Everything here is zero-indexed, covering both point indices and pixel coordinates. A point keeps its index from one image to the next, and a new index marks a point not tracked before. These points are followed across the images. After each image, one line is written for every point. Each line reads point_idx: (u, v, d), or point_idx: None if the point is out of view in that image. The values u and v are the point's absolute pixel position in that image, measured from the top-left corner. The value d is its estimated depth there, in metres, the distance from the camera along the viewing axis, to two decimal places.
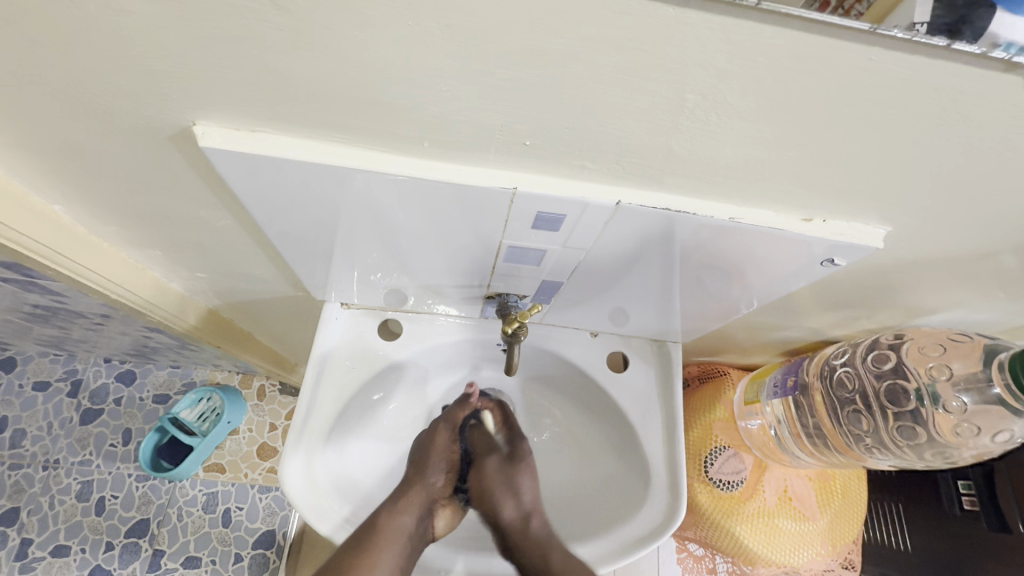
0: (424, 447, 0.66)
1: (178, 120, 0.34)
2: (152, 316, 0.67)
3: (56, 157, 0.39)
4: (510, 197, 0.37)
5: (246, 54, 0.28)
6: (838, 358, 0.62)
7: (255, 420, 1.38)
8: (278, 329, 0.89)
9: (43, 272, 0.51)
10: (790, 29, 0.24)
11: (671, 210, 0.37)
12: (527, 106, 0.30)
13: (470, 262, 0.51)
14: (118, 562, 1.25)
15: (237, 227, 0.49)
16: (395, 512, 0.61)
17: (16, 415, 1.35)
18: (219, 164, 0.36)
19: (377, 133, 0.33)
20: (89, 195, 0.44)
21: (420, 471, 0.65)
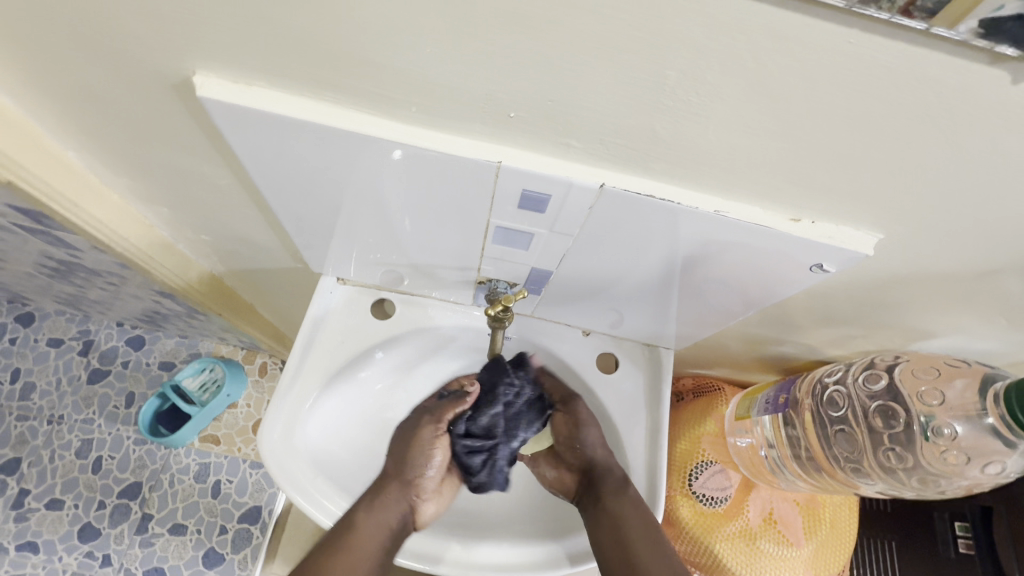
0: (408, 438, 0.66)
1: (179, 69, 0.35)
2: (156, 275, 0.69)
3: (67, 101, 0.41)
4: (496, 171, 0.37)
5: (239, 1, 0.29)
6: (831, 376, 0.61)
7: (254, 396, 1.40)
8: (279, 303, 0.91)
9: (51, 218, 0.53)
10: (769, 6, 0.23)
11: (655, 197, 0.37)
12: (509, 76, 0.30)
13: (461, 243, 0.51)
14: (108, 521, 1.27)
15: (238, 188, 0.50)
16: (375, 506, 0.60)
17: (28, 369, 1.39)
18: (215, 116, 0.37)
19: (366, 94, 0.34)
20: (99, 142, 0.46)
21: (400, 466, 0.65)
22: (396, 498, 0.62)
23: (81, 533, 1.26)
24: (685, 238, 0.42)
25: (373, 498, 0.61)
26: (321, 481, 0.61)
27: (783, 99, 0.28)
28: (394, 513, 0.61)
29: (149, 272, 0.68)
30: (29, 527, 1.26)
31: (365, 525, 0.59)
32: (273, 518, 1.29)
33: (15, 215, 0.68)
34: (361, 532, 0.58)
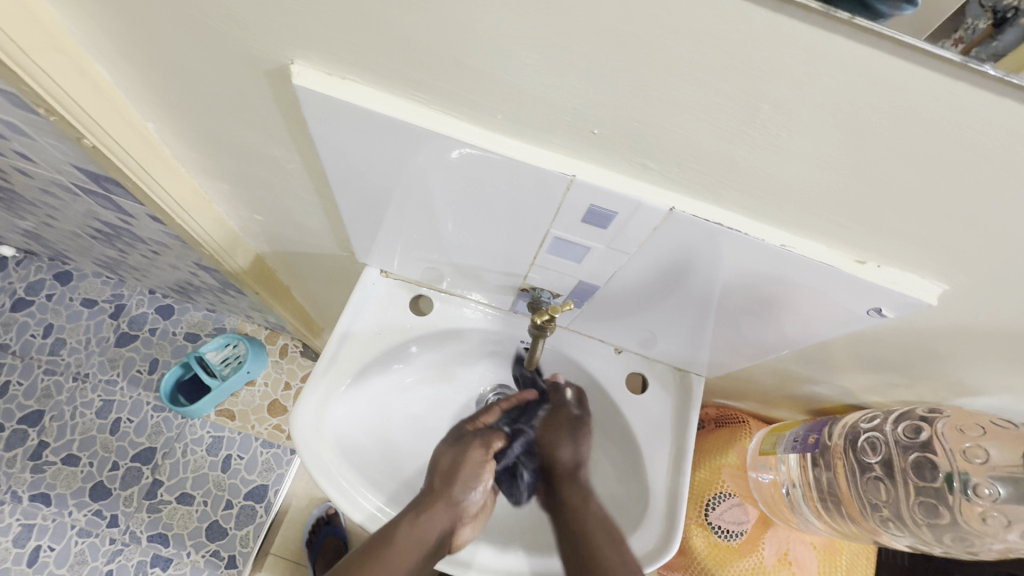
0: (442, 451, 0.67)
1: (277, 57, 0.36)
2: (205, 249, 0.71)
3: (155, 74, 0.42)
4: (567, 184, 0.38)
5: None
6: (866, 423, 0.59)
7: (272, 376, 1.42)
8: (314, 288, 0.93)
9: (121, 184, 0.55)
10: (881, 52, 0.24)
11: (724, 225, 0.37)
12: (601, 94, 0.31)
13: (513, 249, 0.52)
14: (120, 482, 1.29)
15: (304, 174, 0.51)
16: (415, 523, 0.59)
17: (59, 325, 1.43)
18: (305, 105, 0.38)
19: (455, 99, 0.35)
20: (180, 117, 0.48)
21: (448, 484, 0.63)
22: (433, 515, 0.60)
23: (92, 491, 1.28)
24: (741, 267, 0.43)
25: (417, 513, 0.60)
26: (346, 467, 0.61)
27: (873, 141, 0.28)
28: (435, 530, 0.59)
29: (200, 246, 0.70)
30: (44, 479, 1.29)
31: (402, 541, 0.58)
32: (279, 499, 1.31)
33: (79, 178, 0.71)
34: (397, 549, 0.57)
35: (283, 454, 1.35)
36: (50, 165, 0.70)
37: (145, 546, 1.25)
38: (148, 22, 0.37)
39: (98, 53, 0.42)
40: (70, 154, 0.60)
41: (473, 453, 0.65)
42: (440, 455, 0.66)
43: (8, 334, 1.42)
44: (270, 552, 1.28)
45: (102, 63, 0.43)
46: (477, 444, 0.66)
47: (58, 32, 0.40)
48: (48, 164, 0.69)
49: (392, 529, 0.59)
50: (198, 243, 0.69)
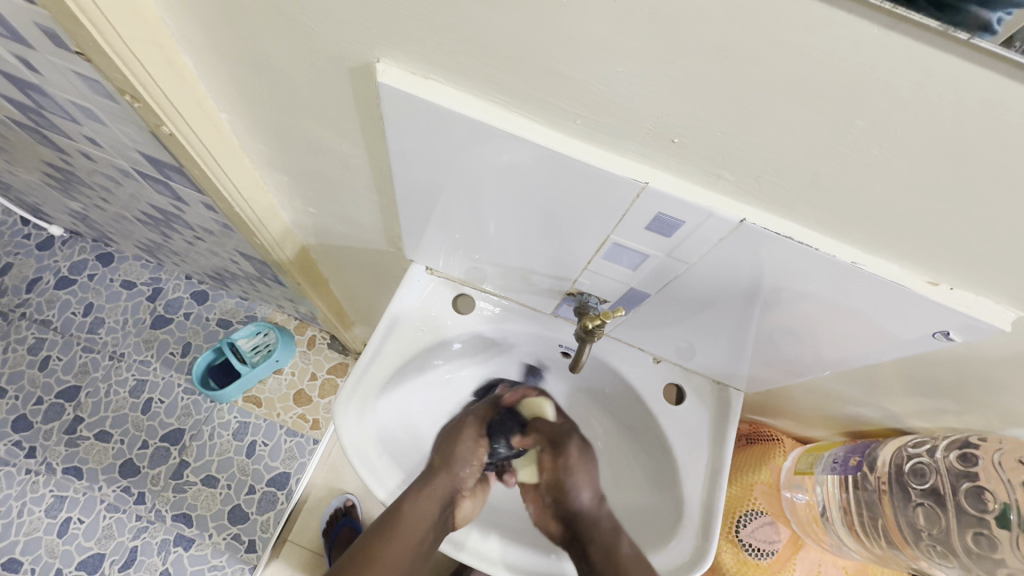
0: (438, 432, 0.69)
1: (364, 56, 0.37)
2: (257, 238, 0.73)
3: (239, 66, 0.44)
4: (638, 190, 0.38)
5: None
6: (914, 448, 0.58)
7: (299, 366, 1.45)
8: (351, 282, 0.95)
9: (189, 170, 0.57)
10: (993, 72, 0.24)
11: (795, 240, 0.37)
12: (692, 102, 0.31)
13: (567, 254, 0.52)
14: (148, 461, 1.33)
15: (367, 170, 0.53)
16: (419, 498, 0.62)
17: (99, 305, 1.47)
18: (386, 101, 0.39)
19: (535, 101, 0.36)
20: (254, 109, 0.49)
21: (446, 461, 0.67)
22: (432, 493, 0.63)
23: (122, 468, 1.31)
24: (803, 284, 0.43)
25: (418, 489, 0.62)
26: (385, 460, 0.62)
27: (970, 160, 0.28)
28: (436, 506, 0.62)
29: (252, 235, 0.72)
30: (77, 453, 1.32)
31: (406, 518, 0.61)
32: (299, 488, 1.33)
33: (142, 163, 0.73)
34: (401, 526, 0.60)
35: (305, 444, 1.37)
36: (116, 150, 0.72)
37: (170, 525, 1.28)
38: (244, 18, 0.38)
39: (187, 44, 0.44)
40: (141, 140, 0.62)
41: (470, 432, 0.69)
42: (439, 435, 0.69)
43: (50, 311, 1.46)
44: (287, 539, 1.32)
45: (190, 55, 0.45)
46: (471, 420, 0.70)
47: (155, 23, 0.42)
48: (114, 149, 0.72)
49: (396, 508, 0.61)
50: (251, 232, 0.71)
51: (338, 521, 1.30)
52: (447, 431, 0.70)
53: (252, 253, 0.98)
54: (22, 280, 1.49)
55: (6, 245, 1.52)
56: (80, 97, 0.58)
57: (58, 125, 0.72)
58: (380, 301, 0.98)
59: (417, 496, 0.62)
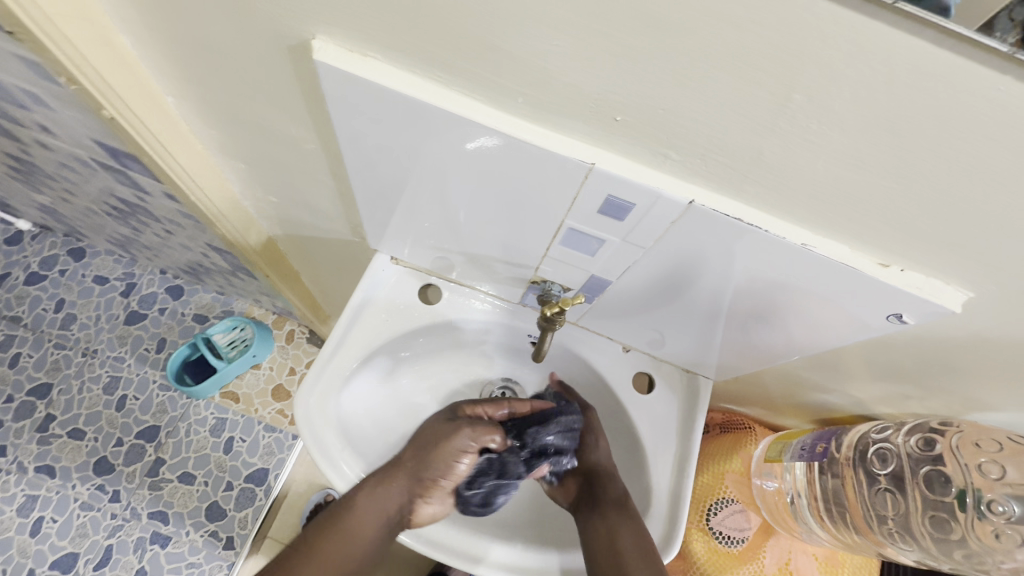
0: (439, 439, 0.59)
1: (301, 32, 0.36)
2: (219, 230, 0.72)
3: (178, 45, 0.42)
4: (586, 172, 0.37)
5: None
6: (877, 434, 0.59)
7: (278, 361, 1.43)
8: (322, 274, 0.94)
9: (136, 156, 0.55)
10: (923, 41, 0.23)
11: (744, 221, 0.37)
12: (630, 80, 0.31)
13: (528, 240, 0.51)
14: (123, 458, 1.30)
15: (321, 156, 0.51)
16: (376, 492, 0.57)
17: (71, 300, 1.44)
18: (326, 81, 0.38)
19: (478, 80, 0.35)
20: (198, 90, 0.47)
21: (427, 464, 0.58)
22: (396, 482, 0.58)
23: (95, 466, 1.29)
24: (762, 267, 0.42)
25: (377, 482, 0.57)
26: (347, 451, 0.61)
27: (909, 136, 0.28)
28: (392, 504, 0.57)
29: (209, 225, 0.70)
30: (49, 451, 1.30)
31: (365, 505, 0.56)
32: (278, 484, 1.31)
33: (99, 153, 0.71)
34: (356, 519, 0.55)
35: (284, 439, 1.36)
36: (70, 138, 0.70)
37: (146, 522, 1.26)
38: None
39: (123, 24, 0.42)
40: (92, 127, 0.60)
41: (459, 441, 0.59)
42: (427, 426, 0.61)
43: (19, 307, 1.42)
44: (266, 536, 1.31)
45: (126, 33, 0.43)
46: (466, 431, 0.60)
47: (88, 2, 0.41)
48: (69, 138, 0.70)
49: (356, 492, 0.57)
50: (212, 222, 0.70)
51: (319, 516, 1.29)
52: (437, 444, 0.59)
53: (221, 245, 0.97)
54: None
55: None
56: (24, 82, 0.56)
57: (9, 113, 0.70)
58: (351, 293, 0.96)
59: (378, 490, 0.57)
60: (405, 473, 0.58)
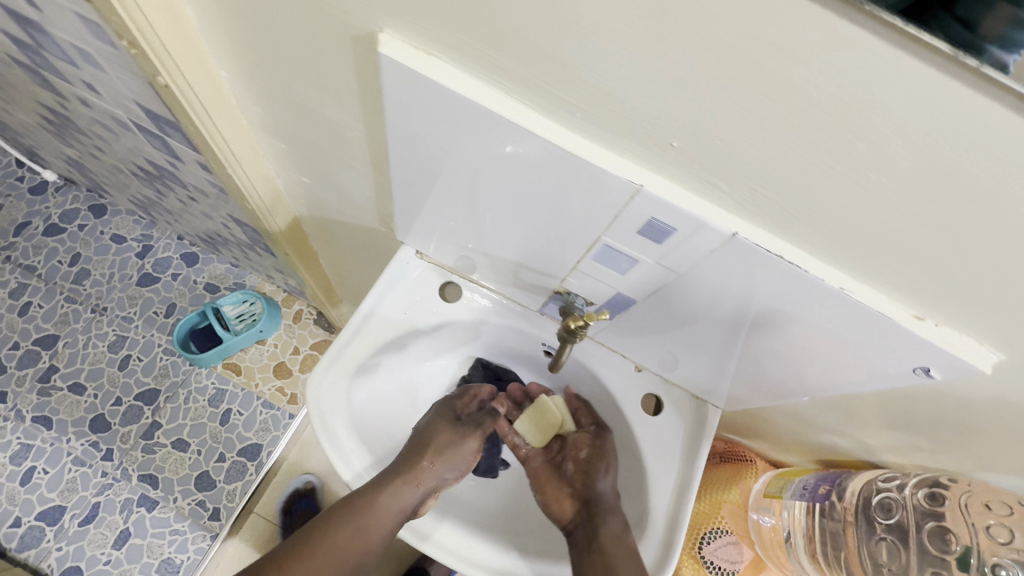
0: (440, 433, 0.65)
1: (368, 24, 0.36)
2: (248, 204, 0.72)
3: (242, 24, 0.43)
4: (633, 193, 0.38)
5: None
6: (885, 482, 0.59)
7: (283, 338, 1.44)
8: (340, 259, 0.94)
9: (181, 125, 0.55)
10: (995, 103, 0.23)
11: (784, 258, 0.37)
12: (687, 108, 0.31)
13: (559, 252, 0.51)
14: (120, 418, 1.31)
15: (364, 145, 0.52)
16: (398, 490, 0.59)
17: (87, 256, 1.45)
18: (386, 75, 0.38)
19: (538, 90, 0.35)
20: (254, 69, 0.48)
21: (438, 460, 0.63)
22: (413, 485, 0.60)
23: (92, 423, 1.30)
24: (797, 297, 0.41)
25: (400, 480, 0.60)
26: (354, 441, 0.62)
27: (966, 193, 0.28)
28: (410, 501, 0.60)
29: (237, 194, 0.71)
30: (48, 403, 1.30)
31: (382, 506, 0.58)
32: (270, 460, 1.31)
33: (142, 117, 0.72)
34: (374, 512, 0.57)
35: (281, 417, 1.36)
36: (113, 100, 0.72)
37: (136, 484, 1.26)
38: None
39: None
40: (140, 89, 0.61)
41: (469, 441, 0.66)
42: (436, 429, 0.66)
43: (35, 256, 1.43)
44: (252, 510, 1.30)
45: (192, 5, 0.44)
46: (475, 433, 0.67)
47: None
48: (114, 100, 0.71)
49: (374, 491, 0.58)
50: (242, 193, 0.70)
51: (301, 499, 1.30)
52: (444, 433, 0.66)
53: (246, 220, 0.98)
54: (11, 223, 1.46)
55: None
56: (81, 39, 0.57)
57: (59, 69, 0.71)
58: (368, 281, 0.97)
59: (399, 486, 0.59)
60: (420, 474, 0.61)
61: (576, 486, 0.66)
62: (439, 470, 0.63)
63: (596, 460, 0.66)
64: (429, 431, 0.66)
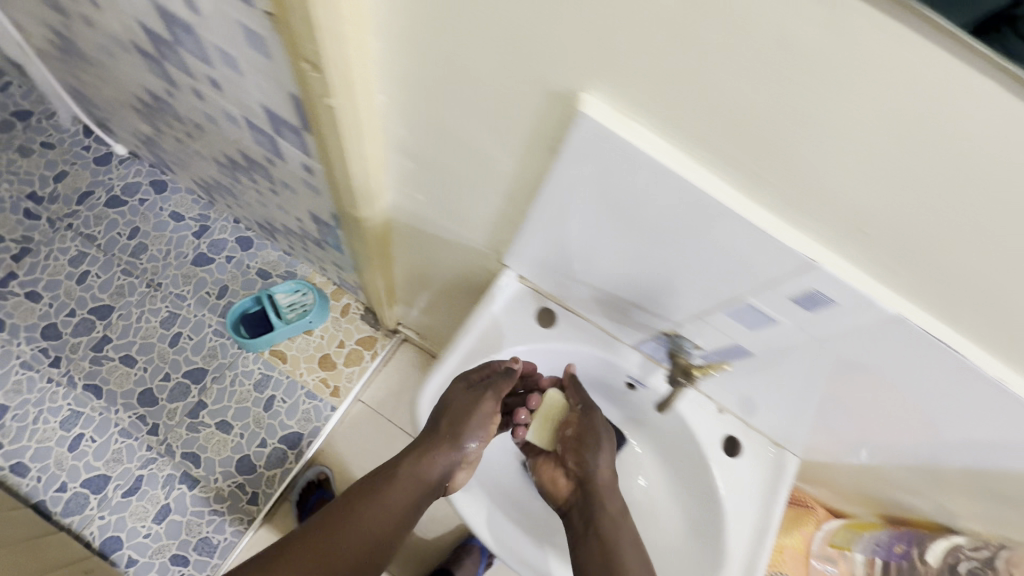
0: (454, 399, 0.66)
1: (575, 85, 0.39)
2: (345, 203, 0.74)
3: (430, 63, 0.45)
4: (812, 267, 0.42)
5: (712, 59, 0.33)
6: (971, 551, 0.60)
7: (329, 331, 1.46)
8: (414, 268, 0.96)
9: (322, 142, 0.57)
10: None
11: (949, 340, 0.42)
12: (905, 202, 0.35)
13: (691, 301, 0.54)
14: (168, 394, 1.34)
15: (507, 180, 0.54)
16: (417, 467, 0.65)
17: (145, 231, 1.47)
18: (580, 131, 0.41)
19: (741, 162, 0.38)
20: (418, 103, 0.50)
21: (453, 434, 0.66)
22: (432, 460, 0.65)
23: (140, 397, 1.32)
24: (901, 344, 0.45)
25: (420, 458, 0.65)
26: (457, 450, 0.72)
27: None
28: (432, 475, 0.65)
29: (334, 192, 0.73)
30: (100, 372, 1.33)
31: (401, 481, 0.64)
32: (310, 450, 1.34)
33: (258, 117, 0.74)
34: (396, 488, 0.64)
35: (322, 408, 1.38)
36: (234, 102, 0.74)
37: (178, 461, 1.28)
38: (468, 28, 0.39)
39: (380, 29, 0.45)
40: (278, 96, 0.63)
41: (482, 405, 0.66)
42: (451, 399, 0.66)
43: (96, 226, 1.45)
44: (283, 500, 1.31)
45: (378, 40, 0.46)
46: (489, 396, 0.67)
47: (364, 12, 0.43)
48: (233, 99, 0.74)
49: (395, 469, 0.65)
50: (341, 195, 0.72)
51: (312, 493, 1.27)
52: (463, 400, 0.67)
53: (326, 218, 0.99)
54: (75, 190, 1.48)
55: (64, 152, 1.52)
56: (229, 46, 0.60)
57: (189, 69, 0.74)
58: (438, 295, 0.99)
59: (418, 462, 0.65)
60: (436, 450, 0.65)
61: (569, 466, 0.72)
62: (453, 443, 0.66)
63: (589, 437, 0.71)
64: (446, 396, 0.67)
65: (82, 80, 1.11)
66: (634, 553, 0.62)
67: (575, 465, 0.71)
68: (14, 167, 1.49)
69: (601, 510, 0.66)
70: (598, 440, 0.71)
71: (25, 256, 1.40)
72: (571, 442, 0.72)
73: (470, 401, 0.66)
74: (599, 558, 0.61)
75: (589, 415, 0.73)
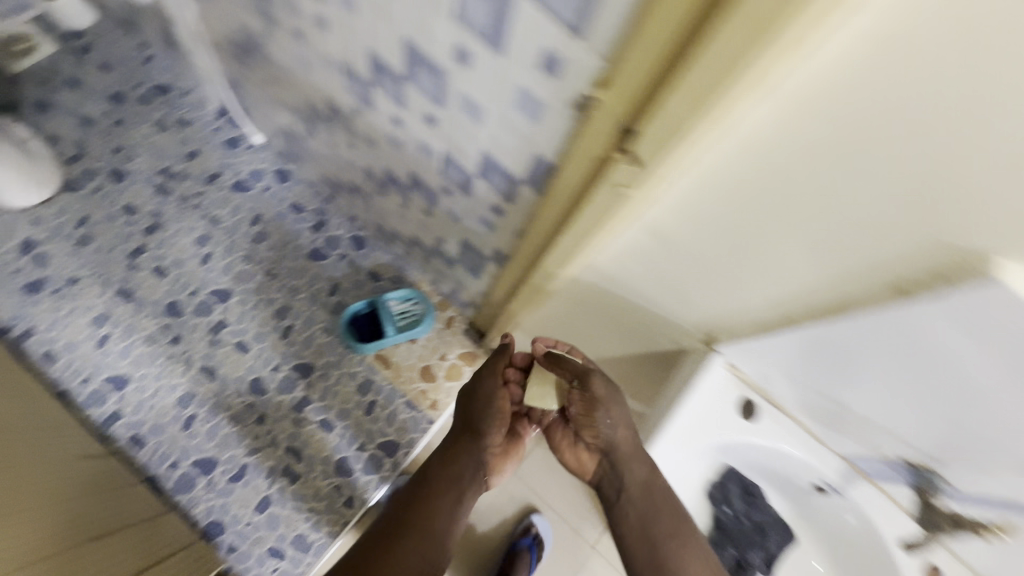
0: (487, 390, 0.95)
1: (973, 243, 0.44)
2: (546, 258, 0.71)
3: (795, 173, 0.48)
4: None
5: None
6: None
7: (432, 341, 1.45)
8: (568, 311, 0.91)
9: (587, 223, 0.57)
10: None
11: None
12: None
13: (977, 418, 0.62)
14: (276, 386, 1.36)
15: (798, 267, 0.59)
16: (462, 443, 0.95)
17: (266, 219, 1.49)
18: (966, 271, 0.47)
19: None
20: (741, 197, 0.54)
21: (485, 417, 0.94)
22: (474, 437, 0.95)
23: (251, 385, 1.35)
24: None
25: (466, 439, 0.95)
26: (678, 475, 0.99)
27: None
28: (472, 453, 0.94)
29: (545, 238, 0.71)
30: (215, 355, 1.35)
31: (459, 459, 0.94)
32: (406, 461, 1.34)
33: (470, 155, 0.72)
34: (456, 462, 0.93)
35: (420, 420, 1.38)
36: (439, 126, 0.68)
37: (281, 454, 1.30)
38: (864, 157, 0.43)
39: (747, 133, 0.46)
40: (522, 146, 0.61)
41: (497, 389, 0.95)
42: (487, 389, 0.95)
43: (221, 208, 1.48)
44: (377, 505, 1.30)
45: (738, 145, 0.48)
46: (499, 380, 0.96)
47: (747, 120, 0.45)
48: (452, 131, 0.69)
49: (450, 446, 0.95)
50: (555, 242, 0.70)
51: None
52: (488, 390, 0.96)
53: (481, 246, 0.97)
54: (204, 170, 1.50)
55: (197, 131, 1.53)
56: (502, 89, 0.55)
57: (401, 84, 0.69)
58: (582, 339, 0.99)
59: (468, 443, 0.95)
60: (478, 431, 0.95)
61: (586, 437, 0.88)
62: (490, 421, 0.94)
63: (598, 405, 0.85)
64: (477, 391, 0.97)
65: (255, 72, 1.12)
66: (669, 525, 0.84)
67: (587, 433, 0.88)
68: (150, 140, 1.50)
69: (620, 476, 0.86)
70: (604, 411, 0.85)
71: (154, 231, 1.43)
72: (581, 410, 0.87)
73: (495, 387, 0.95)
74: (635, 519, 0.85)
75: (588, 385, 0.84)
